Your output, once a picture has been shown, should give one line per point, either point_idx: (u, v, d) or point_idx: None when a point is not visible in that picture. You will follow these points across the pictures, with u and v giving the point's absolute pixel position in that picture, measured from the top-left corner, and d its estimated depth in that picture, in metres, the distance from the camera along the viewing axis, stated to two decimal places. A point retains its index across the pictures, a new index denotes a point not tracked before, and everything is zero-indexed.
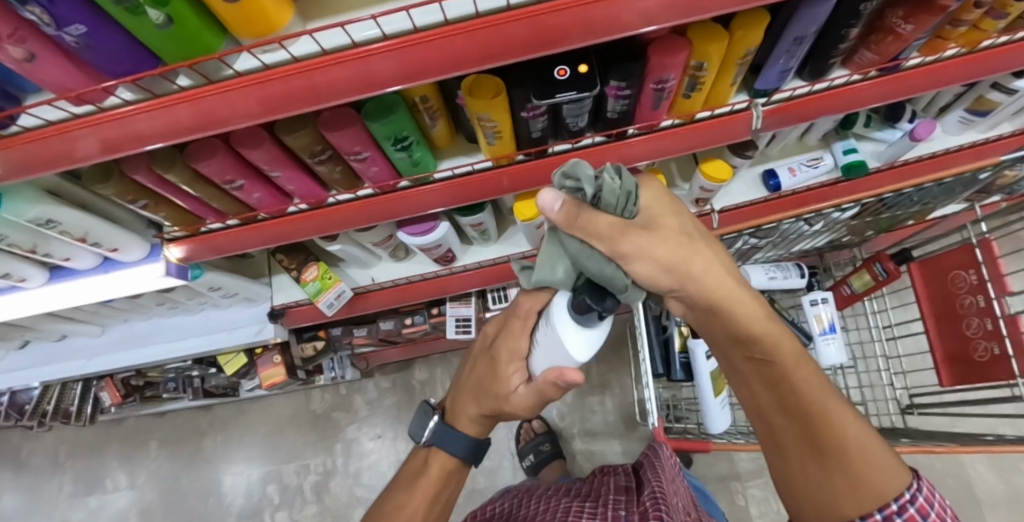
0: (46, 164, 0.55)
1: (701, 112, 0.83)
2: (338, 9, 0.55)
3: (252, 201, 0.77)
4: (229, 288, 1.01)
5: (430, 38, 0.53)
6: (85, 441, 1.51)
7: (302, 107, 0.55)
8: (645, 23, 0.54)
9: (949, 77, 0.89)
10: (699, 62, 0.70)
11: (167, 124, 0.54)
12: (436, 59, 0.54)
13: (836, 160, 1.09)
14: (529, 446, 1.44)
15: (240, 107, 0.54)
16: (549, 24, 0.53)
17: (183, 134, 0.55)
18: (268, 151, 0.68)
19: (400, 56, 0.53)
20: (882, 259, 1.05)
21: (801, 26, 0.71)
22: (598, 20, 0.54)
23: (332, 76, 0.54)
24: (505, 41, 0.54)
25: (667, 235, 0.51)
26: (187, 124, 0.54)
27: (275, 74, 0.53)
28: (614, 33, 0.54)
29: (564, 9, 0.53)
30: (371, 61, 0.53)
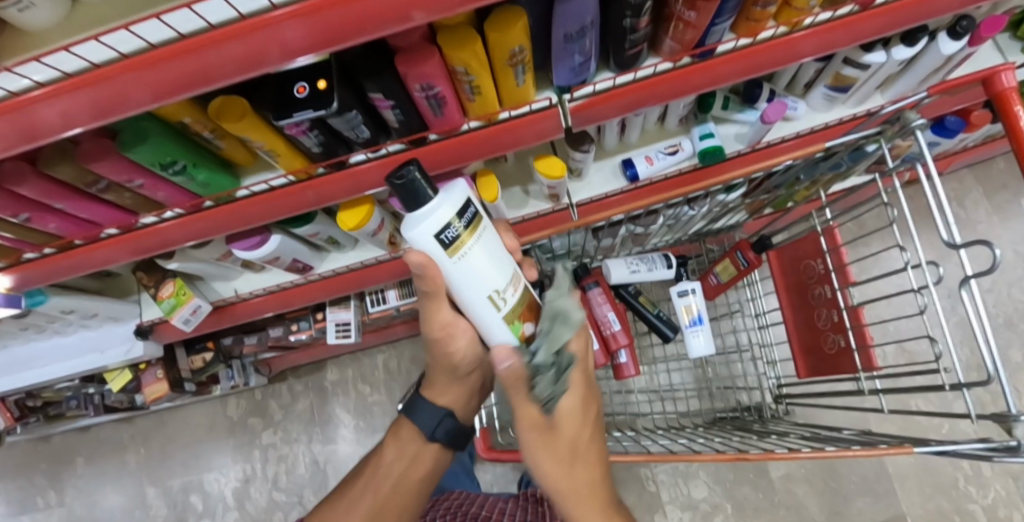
0: None
1: (502, 112, 0.81)
2: (36, 46, 0.55)
3: (52, 230, 0.78)
4: (85, 310, 1.01)
5: (125, 69, 0.51)
6: (16, 460, 1.56)
7: (198, 88, 0.54)
8: (327, 42, 0.53)
9: (775, 59, 0.84)
10: (460, 68, 0.68)
11: (75, 109, 0.53)
12: (335, 27, 0.52)
13: (694, 146, 1.07)
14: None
15: (141, 87, 0.53)
16: (328, 19, 0.51)
17: (94, 120, 0.54)
18: (35, 186, 0.68)
19: (304, 24, 0.51)
20: (741, 248, 1.05)
21: (568, 22, 0.69)
22: (274, 48, 0.52)
23: (231, 51, 0.52)
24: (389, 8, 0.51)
25: (560, 438, 0.59)
26: (83, 119, 0.54)
27: (167, 52, 0.51)
28: (320, 49, 0.53)
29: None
30: (275, 31, 0.51)
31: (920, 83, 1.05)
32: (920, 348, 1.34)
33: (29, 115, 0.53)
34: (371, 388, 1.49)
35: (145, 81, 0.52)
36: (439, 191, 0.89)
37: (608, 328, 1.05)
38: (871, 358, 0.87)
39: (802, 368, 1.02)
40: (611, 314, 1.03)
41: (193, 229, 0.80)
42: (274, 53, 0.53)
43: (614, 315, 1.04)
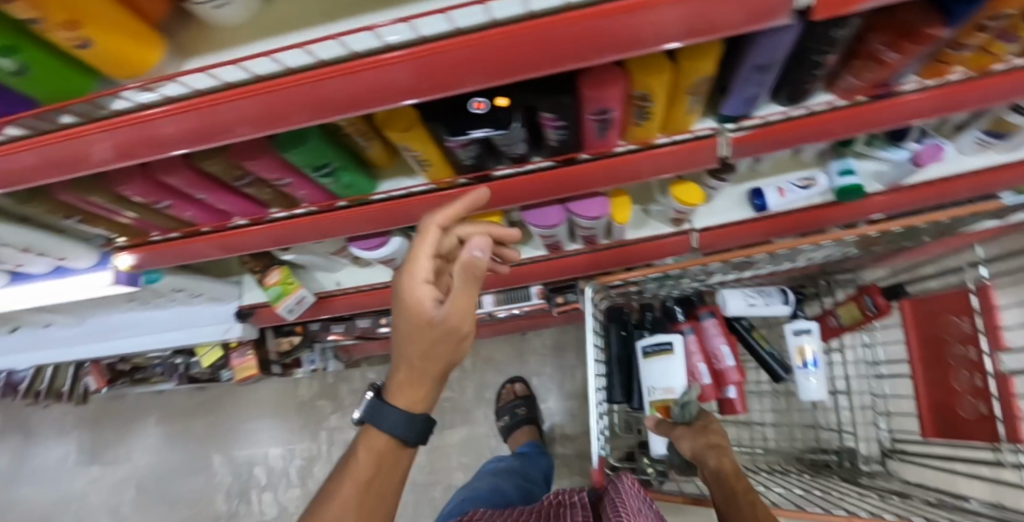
0: (130, 154, 0.53)
1: (661, 138, 0.76)
2: (217, 44, 0.52)
3: (187, 218, 0.76)
4: (193, 289, 1.00)
5: (323, 75, 0.48)
6: (89, 413, 1.60)
7: (390, 101, 0.50)
8: (553, 63, 0.49)
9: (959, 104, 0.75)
10: (641, 93, 0.64)
11: (258, 112, 0.50)
12: (549, 49, 0.48)
13: (830, 182, 1.00)
14: (506, 407, 1.44)
15: (330, 96, 0.49)
16: (544, 41, 0.48)
17: (273, 124, 0.51)
18: (184, 177, 0.65)
19: (517, 44, 0.48)
20: (871, 293, 0.98)
21: (761, 55, 0.64)
22: (496, 63, 0.49)
23: (435, 65, 0.48)
24: (610, 33, 0.48)
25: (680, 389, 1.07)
26: (264, 122, 0.51)
27: (370, 63, 0.48)
28: (528, 71, 0.49)
29: (579, 18, 0.47)
30: (481, 50, 0.48)
31: None
32: None
33: (196, 116, 0.50)
34: (444, 384, 1.52)
35: (368, 85, 0.49)
36: (574, 210, 0.85)
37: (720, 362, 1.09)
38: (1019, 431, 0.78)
39: (928, 427, 0.95)
40: (723, 349, 1.07)
41: (326, 227, 0.79)
42: (476, 72, 0.49)
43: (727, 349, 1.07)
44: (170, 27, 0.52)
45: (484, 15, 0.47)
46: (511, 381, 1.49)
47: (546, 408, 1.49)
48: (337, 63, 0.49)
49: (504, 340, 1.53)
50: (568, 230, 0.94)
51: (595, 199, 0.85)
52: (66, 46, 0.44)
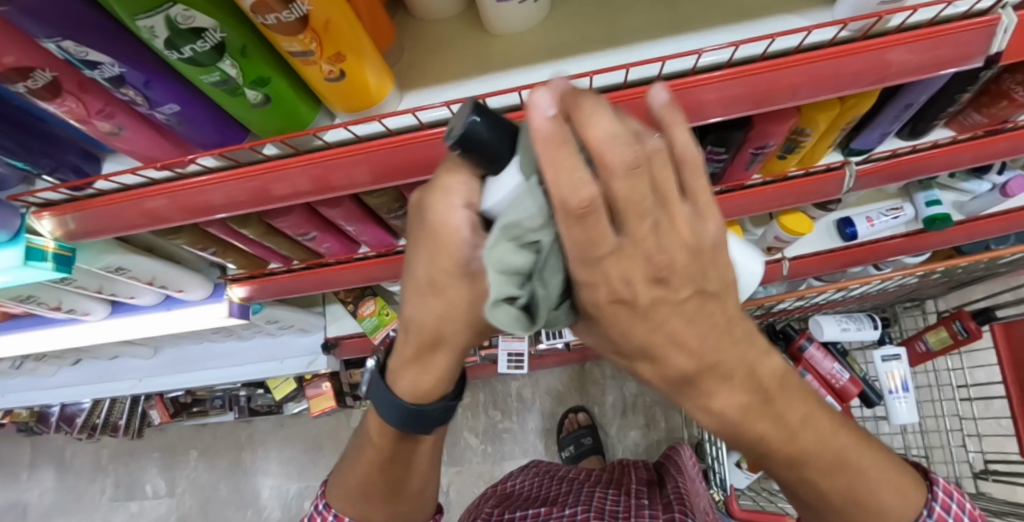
0: (326, 186, 0.52)
1: (794, 170, 0.78)
2: (435, 79, 0.50)
3: (322, 250, 0.73)
4: (285, 321, 0.97)
5: None
6: (127, 446, 1.54)
7: None
8: (785, 99, 0.50)
9: None
10: (803, 127, 0.65)
11: None
12: (782, 86, 0.49)
13: (917, 211, 1.03)
14: (569, 436, 1.42)
15: None
16: (782, 79, 0.49)
17: None
18: (346, 209, 0.64)
19: (757, 81, 0.49)
20: (963, 319, 1.01)
21: (913, 94, 0.65)
22: (727, 98, 0.50)
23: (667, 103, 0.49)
24: (846, 70, 0.50)
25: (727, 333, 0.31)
26: None
27: (603, 100, 0.48)
28: (754, 107, 0.51)
29: (819, 59, 0.49)
30: (716, 88, 0.49)
31: None
32: None
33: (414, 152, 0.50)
34: (502, 415, 1.51)
35: None
36: None
37: (837, 381, 1.08)
38: None
39: None
40: (839, 367, 1.07)
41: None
42: (703, 110, 0.50)
43: (840, 367, 1.08)
44: (389, 59, 0.51)
45: (725, 56, 0.48)
46: (573, 411, 1.48)
47: (608, 436, 1.47)
48: None
49: (562, 368, 1.51)
50: None
51: None
52: (316, 78, 0.44)
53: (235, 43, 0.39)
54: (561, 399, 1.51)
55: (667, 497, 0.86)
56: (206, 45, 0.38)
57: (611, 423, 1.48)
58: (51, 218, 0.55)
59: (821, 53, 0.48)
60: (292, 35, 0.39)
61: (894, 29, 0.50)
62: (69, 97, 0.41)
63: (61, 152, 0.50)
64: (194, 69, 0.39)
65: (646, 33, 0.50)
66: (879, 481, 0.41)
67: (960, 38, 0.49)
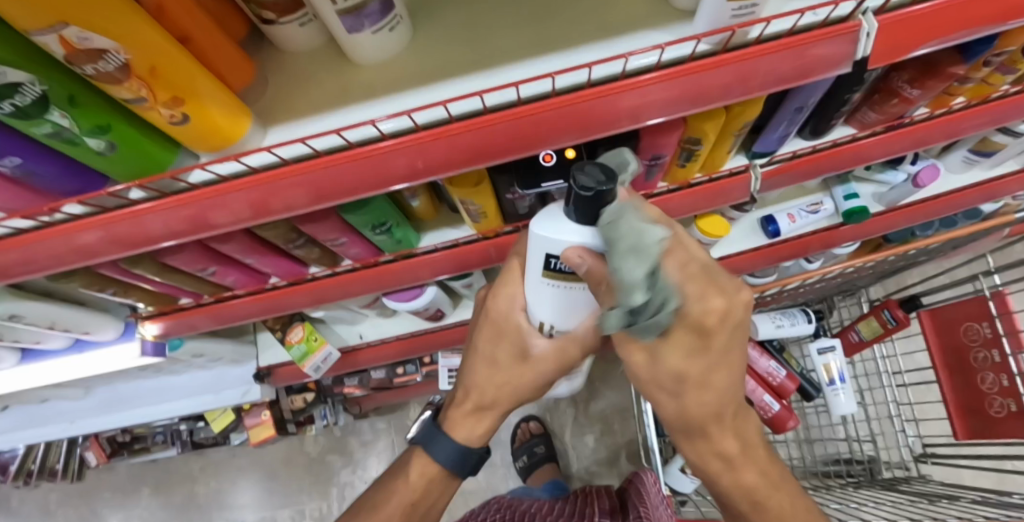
0: (265, 208, 0.51)
1: (697, 176, 0.80)
2: (301, 112, 0.50)
3: (227, 282, 0.72)
4: (212, 354, 0.95)
5: (457, 129, 0.48)
6: (75, 489, 1.49)
7: (492, 159, 0.50)
8: (651, 115, 0.51)
9: (948, 133, 0.84)
10: (695, 137, 0.66)
11: (407, 165, 0.50)
12: (644, 103, 0.49)
13: (837, 205, 1.05)
14: (523, 446, 1.43)
15: (439, 155, 0.49)
16: (643, 95, 0.49)
17: (414, 178, 0.51)
18: (240, 243, 0.63)
19: (622, 99, 0.49)
20: (890, 308, 1.04)
21: (801, 97, 0.67)
22: (593, 116, 0.49)
23: (539, 122, 0.49)
24: (706, 84, 0.50)
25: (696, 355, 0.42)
26: (411, 175, 0.51)
27: (471, 126, 0.48)
28: (618, 126, 0.51)
29: (680, 74, 0.49)
30: (581, 107, 0.48)
31: None
32: None
33: (274, 190, 0.49)
34: None
35: (471, 145, 0.49)
36: None
37: (775, 379, 1.09)
38: None
39: (961, 428, 1.00)
40: (773, 364, 1.09)
41: (425, 269, 0.77)
42: (573, 128, 0.50)
43: (776, 364, 1.09)
44: (254, 95, 0.50)
45: (583, 76, 0.48)
46: (526, 420, 1.48)
47: (563, 443, 1.47)
48: (433, 128, 0.48)
49: None
50: None
51: None
52: (161, 122, 0.43)
53: (61, 94, 0.38)
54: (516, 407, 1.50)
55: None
56: (27, 99, 0.37)
57: (566, 429, 1.49)
58: None
59: (681, 68, 0.48)
60: (118, 83, 0.38)
61: (754, 41, 0.50)
62: None
63: None
64: (21, 123, 0.38)
65: (512, 54, 0.50)
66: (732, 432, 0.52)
67: (817, 47, 0.51)
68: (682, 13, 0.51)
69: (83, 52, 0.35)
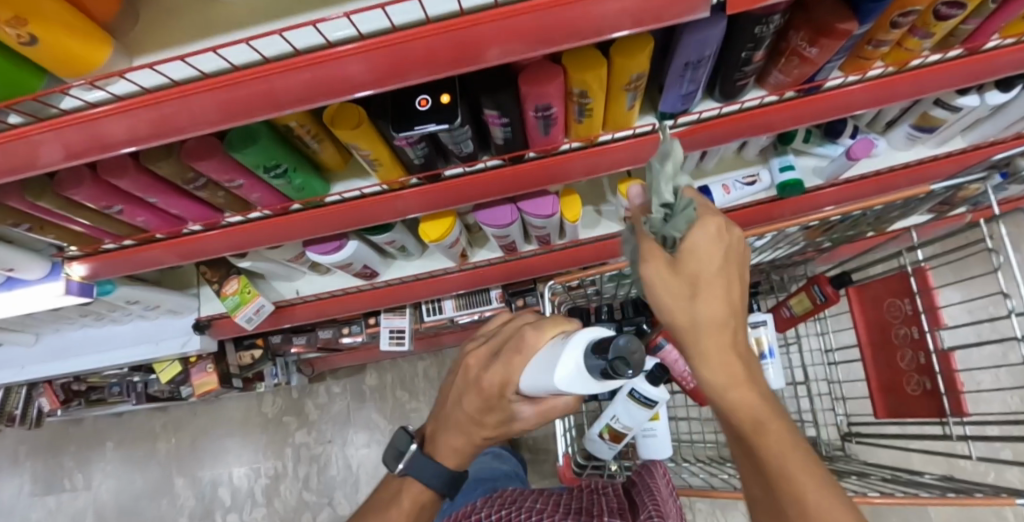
0: (234, 113, 0.52)
1: (603, 135, 0.80)
2: (162, 45, 0.53)
3: (139, 223, 0.75)
4: (148, 302, 0.99)
5: (387, 42, 0.50)
6: (44, 440, 1.56)
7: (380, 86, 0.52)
8: (497, 55, 0.52)
9: (865, 101, 0.83)
10: (581, 90, 0.67)
11: (361, 72, 0.51)
12: (487, 40, 0.51)
13: (773, 178, 1.05)
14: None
15: (359, 74, 0.51)
16: (485, 32, 0.51)
17: (375, 86, 0.52)
18: (136, 180, 0.66)
19: (469, 34, 0.50)
20: (820, 283, 1.03)
21: (691, 52, 0.68)
22: (437, 52, 0.51)
23: (390, 57, 0.51)
24: (550, 23, 0.51)
25: (679, 276, 0.42)
26: (366, 83, 0.52)
27: (325, 57, 0.50)
28: (465, 65, 0.52)
29: (519, 13, 0.50)
30: (427, 43, 0.50)
31: (1005, 129, 1.01)
32: (991, 397, 1.30)
33: (201, 101, 0.51)
34: None
35: (346, 73, 0.51)
36: (524, 209, 0.88)
37: None
38: (961, 403, 0.84)
39: (881, 407, 1.00)
40: None
41: (390, 208, 0.78)
42: (424, 63, 0.51)
43: None
44: (124, 27, 0.53)
45: (421, 12, 0.50)
46: None
47: None
48: (281, 60, 0.51)
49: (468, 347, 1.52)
50: (522, 231, 0.96)
51: (543, 198, 0.87)
52: (12, 42, 0.46)
53: None
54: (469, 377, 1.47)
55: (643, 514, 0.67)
56: None
57: None
58: None
59: (517, 7, 0.49)
60: None
61: None
62: None
63: None
64: None
65: None
66: (715, 368, 0.42)
67: None
68: None
69: None
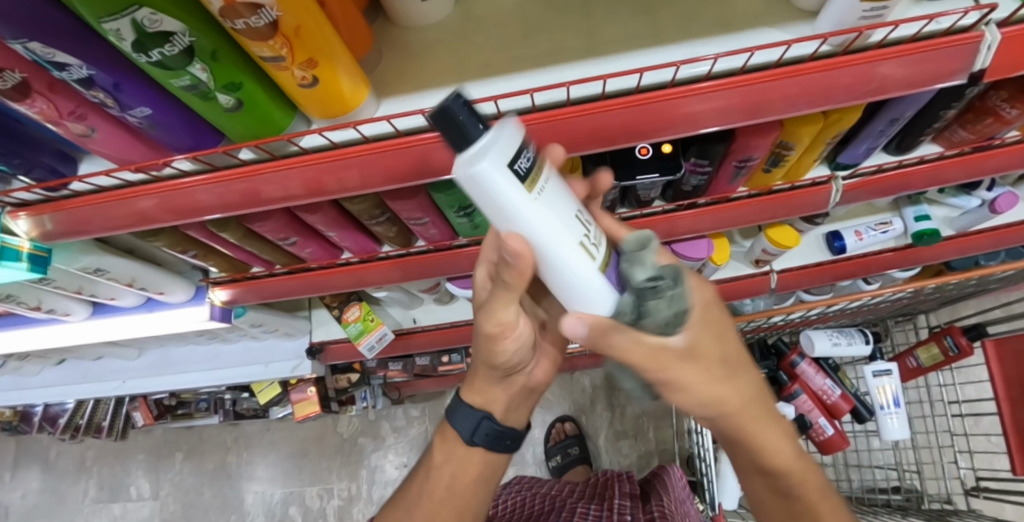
0: None
1: (778, 184, 0.78)
2: (414, 86, 0.50)
3: (303, 254, 0.73)
4: (269, 325, 0.96)
5: (666, 97, 0.47)
6: (112, 448, 1.54)
7: (639, 139, 0.50)
8: (760, 114, 0.50)
9: None
10: (786, 141, 0.65)
11: (608, 128, 0.49)
12: (768, 98, 0.48)
13: (906, 226, 1.01)
14: (557, 446, 1.42)
15: (609, 129, 0.49)
16: (763, 91, 0.48)
17: (615, 142, 0.50)
18: (327, 214, 0.63)
19: (751, 93, 0.48)
20: (954, 334, 1.00)
21: (898, 108, 0.65)
22: (708, 111, 0.48)
23: (670, 110, 0.48)
24: (830, 83, 0.49)
25: (708, 365, 0.39)
26: (615, 138, 0.49)
27: (620, 104, 0.47)
28: (738, 119, 0.50)
29: (805, 71, 0.47)
30: (712, 97, 0.48)
31: None
32: None
33: (445, 150, 0.49)
34: None
35: (626, 121, 0.48)
36: (680, 250, 0.86)
37: (829, 397, 1.06)
38: None
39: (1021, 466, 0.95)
40: (829, 383, 1.05)
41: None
42: (698, 119, 0.49)
43: (831, 383, 1.05)
44: (369, 66, 0.51)
45: (706, 67, 0.47)
46: (560, 420, 1.48)
47: (596, 446, 1.47)
48: (551, 109, 0.48)
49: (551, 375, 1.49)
50: None
51: (698, 243, 0.86)
52: (289, 84, 0.43)
53: (206, 48, 0.39)
54: (557, 401, 1.50)
55: (649, 513, 0.93)
56: (175, 49, 0.37)
57: (600, 433, 1.47)
58: (27, 218, 0.54)
59: (801, 67, 0.47)
60: (262, 40, 0.38)
61: (875, 44, 0.49)
62: (39, 98, 0.40)
63: (35, 152, 0.49)
64: (164, 72, 0.39)
65: (625, 44, 0.49)
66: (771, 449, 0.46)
67: (944, 54, 0.49)
68: (800, 14, 0.50)
69: (239, 6, 0.35)
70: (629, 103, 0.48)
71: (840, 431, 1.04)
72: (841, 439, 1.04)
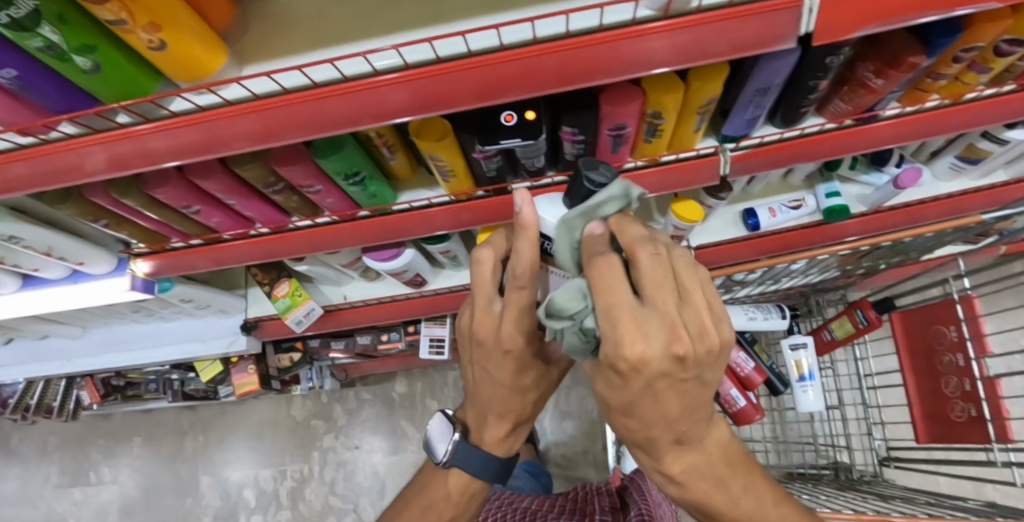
0: (333, 124, 0.54)
1: (666, 155, 0.83)
2: (276, 54, 0.55)
3: (211, 224, 0.77)
4: (200, 301, 1.00)
5: (499, 59, 0.50)
6: (73, 435, 1.58)
7: (480, 101, 0.53)
8: (592, 76, 0.53)
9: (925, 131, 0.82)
10: (655, 110, 0.68)
11: (450, 89, 0.52)
12: (598, 61, 0.52)
13: (818, 203, 1.05)
14: None
15: (453, 90, 0.52)
16: (591, 54, 0.51)
17: (460, 103, 0.53)
18: (221, 181, 0.68)
19: (582, 55, 0.51)
20: (863, 307, 1.04)
21: (764, 78, 0.70)
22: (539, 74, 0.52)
23: (507, 72, 0.51)
24: (659, 45, 0.51)
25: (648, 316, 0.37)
26: (463, 101, 0.53)
27: (454, 68, 0.50)
28: (575, 82, 0.53)
29: (628, 35, 0.50)
30: (545, 60, 0.51)
31: None
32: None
33: (299, 111, 0.52)
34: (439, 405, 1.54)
35: (465, 84, 0.52)
36: None
37: (742, 370, 1.08)
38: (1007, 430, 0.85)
39: (922, 433, 1.01)
40: (743, 355, 1.08)
41: (424, 225, 0.80)
42: (537, 81, 0.52)
43: (745, 356, 1.08)
44: (235, 37, 0.56)
45: (529, 32, 0.51)
46: None
47: (542, 426, 1.50)
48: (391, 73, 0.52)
49: None
50: None
51: None
52: (140, 46, 0.47)
53: (52, 11, 0.43)
54: None
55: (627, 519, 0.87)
56: (21, 11, 0.41)
57: (547, 415, 1.51)
58: None
59: (622, 31, 0.50)
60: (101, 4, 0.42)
61: (695, 10, 0.51)
62: None
63: None
64: (18, 34, 0.43)
65: (466, 12, 0.54)
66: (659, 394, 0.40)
67: (770, 16, 0.51)
68: None
69: None
70: (466, 66, 0.51)
71: (751, 402, 1.07)
72: (756, 410, 1.07)
